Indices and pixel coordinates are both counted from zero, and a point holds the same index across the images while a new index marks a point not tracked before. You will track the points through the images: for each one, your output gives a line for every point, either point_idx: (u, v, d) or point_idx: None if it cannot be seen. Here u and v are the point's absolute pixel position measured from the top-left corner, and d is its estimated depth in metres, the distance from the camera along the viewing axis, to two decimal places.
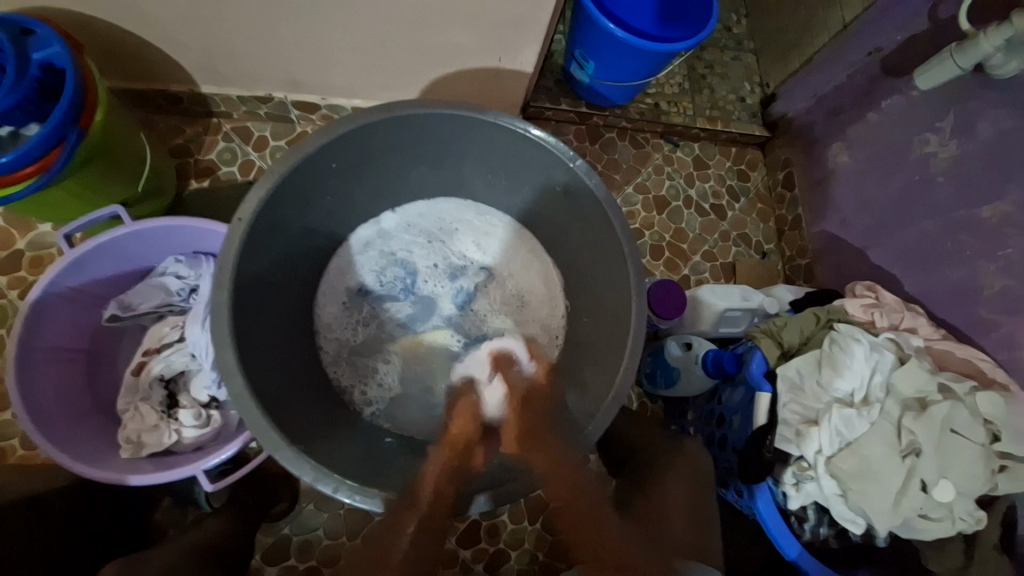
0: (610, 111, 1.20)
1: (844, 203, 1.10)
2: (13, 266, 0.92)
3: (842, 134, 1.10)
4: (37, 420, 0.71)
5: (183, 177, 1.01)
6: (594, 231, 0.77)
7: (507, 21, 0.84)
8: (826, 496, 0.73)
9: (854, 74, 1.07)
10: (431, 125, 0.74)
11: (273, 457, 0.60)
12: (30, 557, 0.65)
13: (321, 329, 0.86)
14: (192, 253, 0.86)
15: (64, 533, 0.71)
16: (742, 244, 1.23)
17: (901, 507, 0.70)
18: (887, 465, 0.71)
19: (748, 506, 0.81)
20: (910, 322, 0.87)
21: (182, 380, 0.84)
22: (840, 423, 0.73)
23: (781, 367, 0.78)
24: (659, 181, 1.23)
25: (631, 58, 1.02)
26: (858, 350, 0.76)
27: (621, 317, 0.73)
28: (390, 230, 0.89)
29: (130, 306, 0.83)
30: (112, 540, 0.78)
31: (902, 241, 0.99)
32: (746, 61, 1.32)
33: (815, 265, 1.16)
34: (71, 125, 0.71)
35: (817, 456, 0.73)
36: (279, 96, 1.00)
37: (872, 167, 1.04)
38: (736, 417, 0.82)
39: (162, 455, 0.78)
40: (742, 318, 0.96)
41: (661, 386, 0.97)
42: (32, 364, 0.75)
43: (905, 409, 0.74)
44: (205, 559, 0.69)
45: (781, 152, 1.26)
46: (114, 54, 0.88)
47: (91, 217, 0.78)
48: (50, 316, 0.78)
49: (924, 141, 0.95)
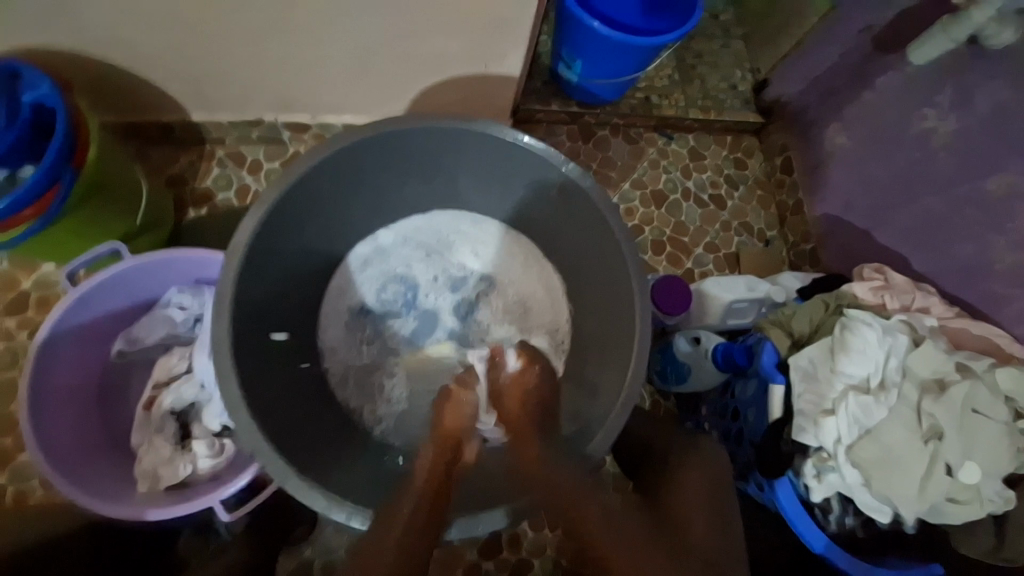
0: (602, 109, 1.20)
1: (845, 184, 1.09)
2: (20, 308, 0.92)
3: (838, 115, 1.09)
4: (53, 461, 0.72)
5: (181, 207, 1.01)
6: (592, 231, 0.76)
7: (493, 28, 0.83)
8: (849, 486, 0.72)
9: (846, 54, 1.06)
10: (421, 139, 0.74)
11: (283, 488, 0.60)
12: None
13: (325, 350, 0.85)
14: (194, 282, 0.86)
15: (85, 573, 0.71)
16: (745, 233, 1.22)
17: (926, 492, 0.69)
18: (910, 450, 0.69)
19: (769, 499, 0.80)
20: (922, 302, 0.86)
21: (194, 411, 0.84)
22: (857, 410, 0.72)
23: (792, 357, 0.76)
24: (656, 175, 1.22)
25: (619, 55, 1.01)
26: (869, 334, 0.75)
27: (626, 317, 0.72)
28: (387, 246, 0.89)
29: (136, 340, 0.84)
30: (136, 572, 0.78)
31: (908, 219, 0.97)
32: (736, 48, 1.31)
33: (820, 249, 1.14)
34: (65, 165, 0.71)
35: (837, 445, 0.72)
36: (269, 119, 1.00)
37: (872, 146, 1.03)
38: (751, 411, 0.81)
39: (179, 487, 0.78)
40: (750, 309, 0.94)
41: (673, 382, 0.95)
42: (44, 404, 0.75)
43: (924, 392, 0.72)
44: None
45: (777, 137, 1.24)
46: (105, 90, 0.89)
47: (92, 254, 0.78)
48: (59, 356, 0.78)
49: (922, 117, 0.93)
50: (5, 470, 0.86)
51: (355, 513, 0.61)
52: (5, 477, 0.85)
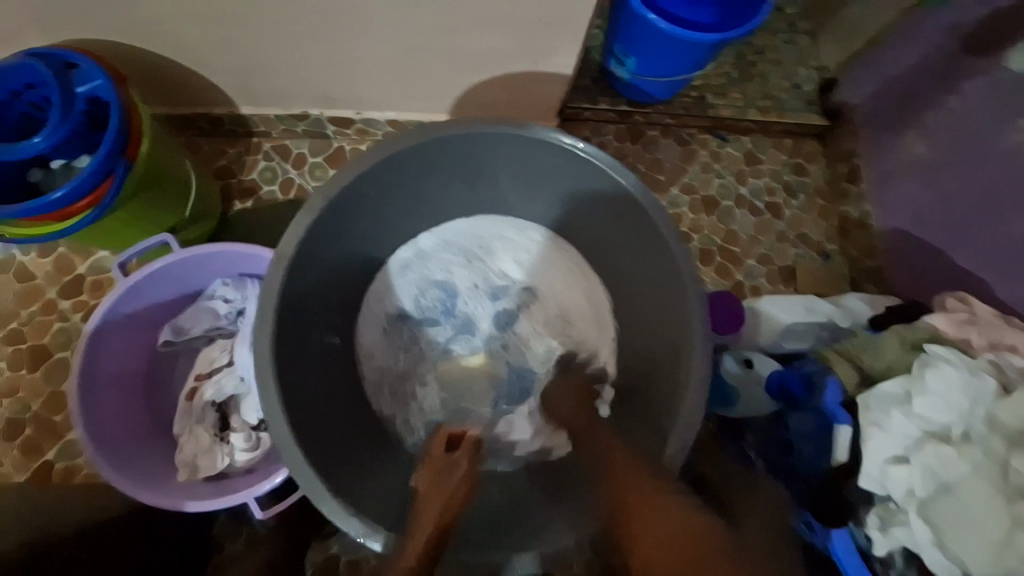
0: (653, 108, 1.13)
1: (919, 198, 0.99)
2: (75, 291, 0.96)
3: (916, 122, 1.00)
4: (100, 446, 0.74)
5: (227, 199, 1.02)
6: (646, 245, 0.72)
7: (545, 23, 0.79)
8: (917, 543, 0.67)
9: (929, 55, 0.96)
10: (468, 144, 0.71)
11: (319, 510, 0.60)
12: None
13: (361, 355, 0.84)
14: (237, 274, 0.87)
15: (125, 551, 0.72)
16: (801, 245, 1.13)
17: (1004, 557, 0.62)
18: (990, 511, 0.63)
19: (820, 542, 0.74)
20: (1011, 338, 0.76)
21: (233, 402, 0.84)
22: (932, 460, 0.66)
23: (861, 397, 0.72)
24: (708, 179, 1.15)
25: (676, 51, 0.95)
26: (953, 376, 0.67)
27: (678, 339, 0.68)
28: (428, 251, 0.87)
29: (182, 330, 0.85)
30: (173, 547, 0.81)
31: (992, 241, 0.88)
32: (801, 43, 1.22)
33: (886, 267, 1.05)
34: (119, 157, 0.72)
35: (908, 498, 0.67)
36: (314, 113, 0.99)
37: (954, 158, 0.93)
38: (806, 446, 0.76)
39: (217, 478, 0.79)
40: (808, 333, 0.88)
41: (717, 406, 0.88)
42: (92, 388, 0.78)
43: (1013, 447, 0.65)
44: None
45: (845, 142, 1.14)
46: (156, 81, 0.90)
47: (143, 245, 0.79)
48: (108, 342, 0.80)
49: (1017, 128, 0.83)
50: (55, 445, 0.90)
51: (386, 538, 0.60)
52: (54, 452, 0.89)
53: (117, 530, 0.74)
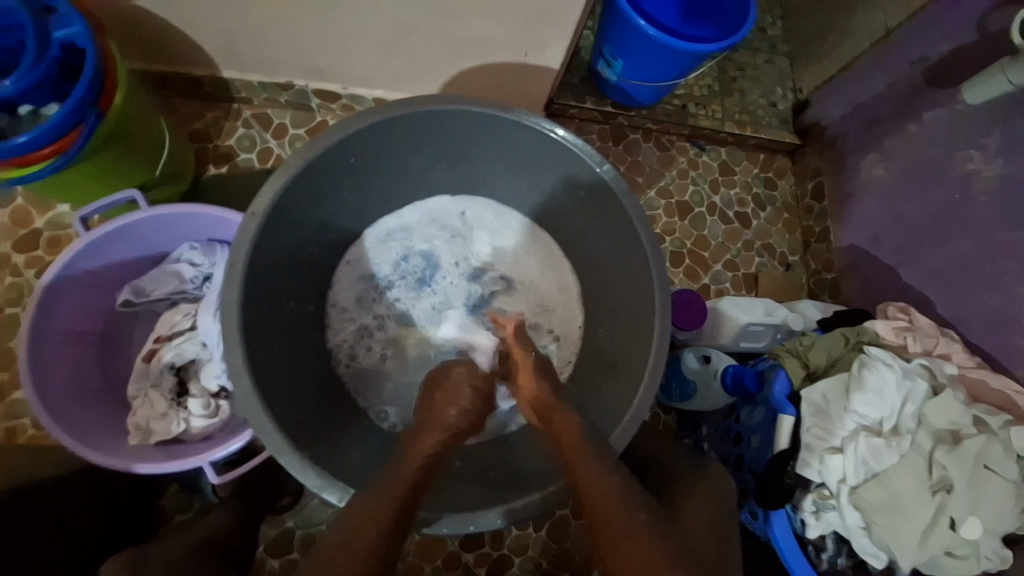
0: (637, 112, 1.17)
1: (876, 217, 1.05)
2: (31, 246, 0.92)
3: (878, 146, 1.06)
4: (45, 402, 0.71)
5: (202, 162, 1.00)
6: (618, 238, 0.74)
7: (536, 18, 0.81)
8: (847, 528, 0.72)
9: (895, 84, 1.02)
10: (449, 121, 0.72)
11: (278, 461, 0.59)
12: (26, 558, 0.63)
13: (334, 307, 0.85)
14: (207, 240, 0.85)
15: (57, 521, 0.69)
16: (766, 254, 1.19)
17: (927, 544, 0.68)
18: (916, 500, 0.69)
19: (762, 529, 0.79)
20: (944, 348, 0.84)
21: (192, 368, 0.83)
22: (866, 451, 0.71)
23: (806, 390, 0.75)
24: (683, 186, 1.19)
25: (663, 58, 0.98)
26: (890, 377, 0.74)
27: (642, 328, 0.71)
28: (411, 224, 0.88)
29: (144, 292, 0.83)
30: (113, 506, 0.79)
31: (937, 260, 0.94)
32: (779, 64, 1.27)
33: (842, 280, 1.11)
34: (90, 107, 0.69)
35: (840, 485, 0.72)
36: (300, 84, 0.98)
37: (907, 182, 0.99)
38: (755, 437, 0.80)
39: (170, 444, 0.78)
40: (764, 333, 0.92)
41: (676, 398, 0.94)
42: (42, 346, 0.74)
43: (938, 442, 0.71)
44: (220, 543, 0.70)
45: (812, 160, 1.21)
46: (131, 34, 0.86)
47: (107, 201, 0.77)
48: (65, 298, 0.77)
49: (966, 158, 0.90)
50: None
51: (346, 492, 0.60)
52: None
53: (61, 495, 0.72)
